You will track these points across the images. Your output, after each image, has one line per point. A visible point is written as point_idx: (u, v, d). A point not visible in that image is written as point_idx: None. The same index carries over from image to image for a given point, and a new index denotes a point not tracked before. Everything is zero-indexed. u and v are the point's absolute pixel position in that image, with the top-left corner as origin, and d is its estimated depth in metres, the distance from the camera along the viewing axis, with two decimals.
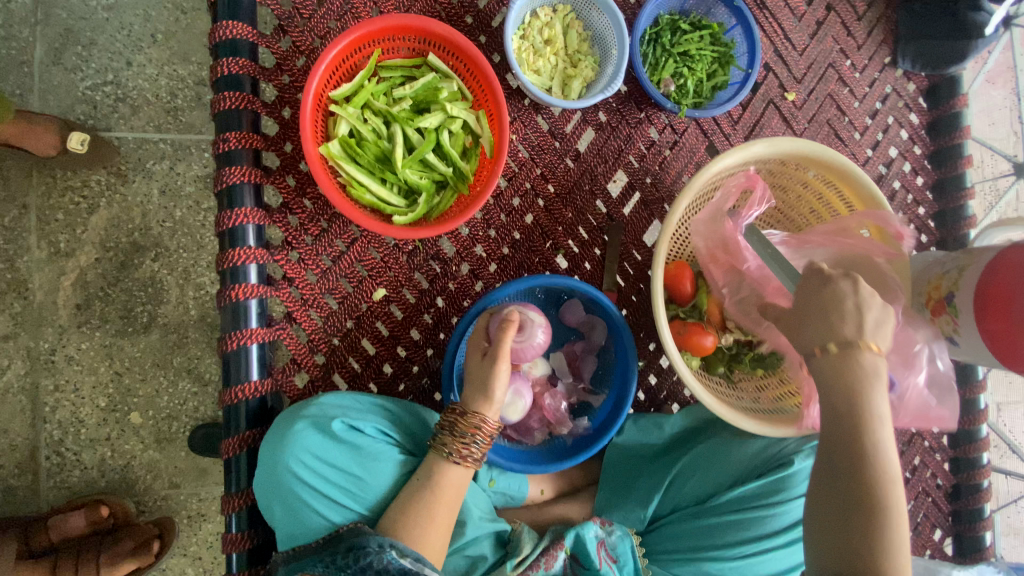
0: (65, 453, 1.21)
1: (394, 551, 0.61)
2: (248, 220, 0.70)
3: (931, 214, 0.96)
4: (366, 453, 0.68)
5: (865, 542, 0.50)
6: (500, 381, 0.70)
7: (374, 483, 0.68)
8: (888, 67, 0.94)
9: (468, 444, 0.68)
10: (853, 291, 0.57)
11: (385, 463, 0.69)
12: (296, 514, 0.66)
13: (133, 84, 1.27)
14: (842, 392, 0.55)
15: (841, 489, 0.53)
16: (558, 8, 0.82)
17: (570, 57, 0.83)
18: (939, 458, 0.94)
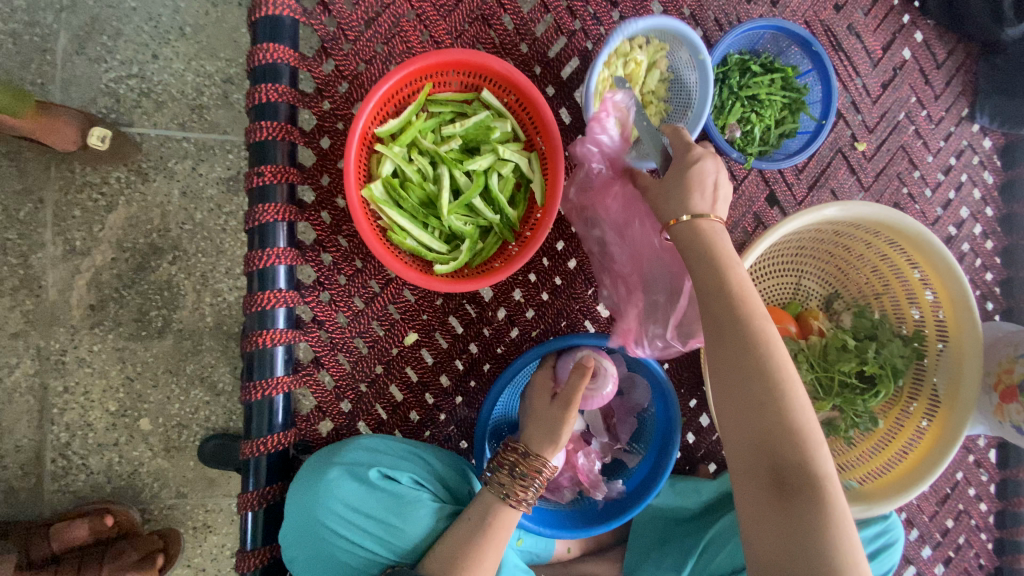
0: (72, 457, 1.18)
1: None
2: (279, 261, 0.65)
3: (999, 281, 0.89)
4: (402, 503, 0.64)
5: (776, 424, 0.50)
6: (568, 424, 0.70)
7: (411, 536, 0.63)
8: (965, 120, 0.88)
9: (525, 488, 0.65)
10: (712, 170, 0.58)
11: (422, 515, 0.64)
12: (331, 564, 0.63)
13: (158, 78, 1.22)
14: (716, 279, 0.55)
15: (744, 378, 0.52)
16: (653, 42, 0.75)
17: (642, 96, 0.78)
18: (984, 539, 0.89)
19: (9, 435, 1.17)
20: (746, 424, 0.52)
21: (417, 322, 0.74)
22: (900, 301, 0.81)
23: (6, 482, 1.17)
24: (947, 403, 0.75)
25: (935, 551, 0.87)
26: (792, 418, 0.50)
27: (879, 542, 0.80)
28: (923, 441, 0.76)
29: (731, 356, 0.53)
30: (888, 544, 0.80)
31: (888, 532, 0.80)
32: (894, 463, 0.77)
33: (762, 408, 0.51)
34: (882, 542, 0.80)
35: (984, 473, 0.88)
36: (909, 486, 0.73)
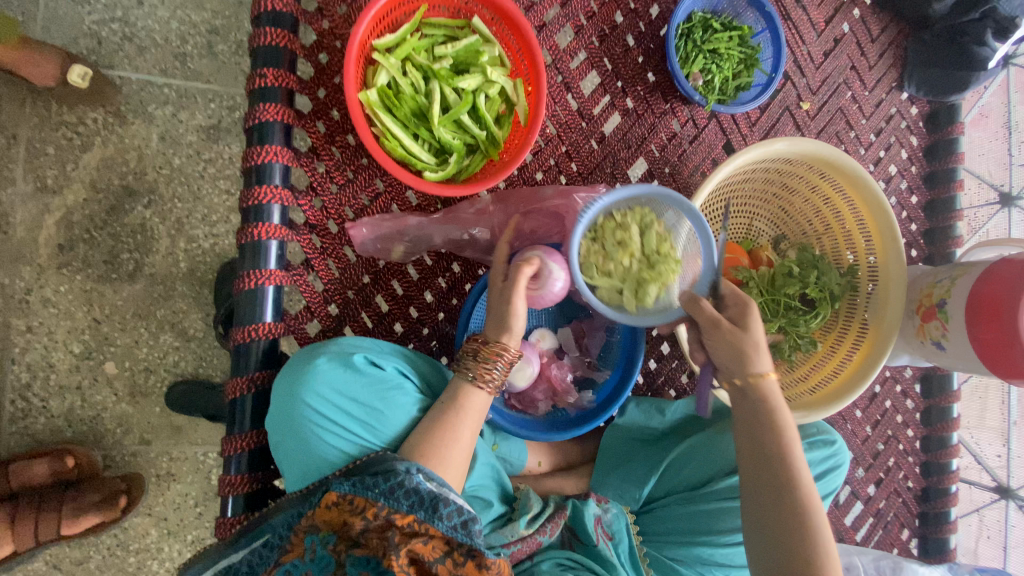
0: (31, 399, 1.15)
1: (422, 474, 0.61)
2: (275, 159, 0.69)
3: (922, 231, 1.02)
4: (387, 390, 0.67)
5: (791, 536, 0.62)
6: (517, 311, 0.67)
7: (394, 421, 0.66)
8: (894, 90, 1.00)
9: (490, 370, 0.67)
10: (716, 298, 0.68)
11: (405, 402, 0.67)
12: (312, 449, 0.65)
13: (142, 24, 1.22)
14: (755, 464, 0.67)
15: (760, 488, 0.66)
16: (634, 207, 0.68)
17: (647, 258, 0.69)
18: (911, 461, 0.99)
19: None
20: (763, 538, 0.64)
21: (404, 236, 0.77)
22: (839, 242, 0.91)
23: None
24: (874, 326, 0.84)
25: (868, 472, 0.96)
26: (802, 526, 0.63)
27: (826, 463, 0.84)
28: (854, 360, 0.85)
29: (760, 478, 0.66)
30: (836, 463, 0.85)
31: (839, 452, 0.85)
32: (824, 382, 0.86)
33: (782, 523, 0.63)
34: (829, 464, 0.85)
35: (910, 402, 0.99)
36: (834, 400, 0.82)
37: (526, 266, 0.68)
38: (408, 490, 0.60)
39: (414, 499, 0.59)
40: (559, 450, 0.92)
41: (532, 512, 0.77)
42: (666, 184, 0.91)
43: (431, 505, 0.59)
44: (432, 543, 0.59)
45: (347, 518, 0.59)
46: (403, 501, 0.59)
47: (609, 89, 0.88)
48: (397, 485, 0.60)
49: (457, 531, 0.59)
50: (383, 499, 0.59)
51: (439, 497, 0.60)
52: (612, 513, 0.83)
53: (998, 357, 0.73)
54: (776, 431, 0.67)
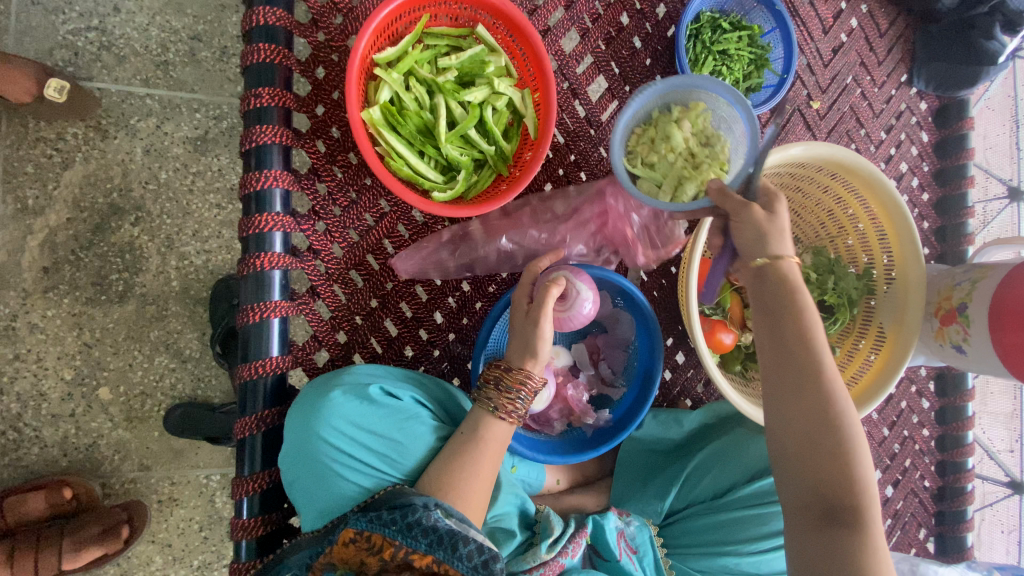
0: (24, 429, 1.12)
1: (440, 510, 0.58)
2: (276, 184, 0.65)
3: (933, 229, 1.00)
4: (405, 420, 0.65)
5: (830, 448, 0.56)
6: (544, 335, 0.67)
7: (412, 452, 0.65)
8: (903, 85, 0.98)
9: (513, 398, 0.66)
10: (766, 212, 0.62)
11: (422, 431, 0.66)
12: (328, 486, 0.62)
13: (121, 33, 1.17)
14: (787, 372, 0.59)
15: (796, 397, 0.58)
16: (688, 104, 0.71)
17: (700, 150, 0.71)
18: (927, 461, 0.99)
19: None
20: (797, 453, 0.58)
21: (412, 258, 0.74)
22: (853, 246, 0.89)
23: None
24: (892, 333, 0.82)
25: (885, 474, 0.96)
26: (839, 435, 0.56)
27: None
28: (872, 369, 0.83)
29: (797, 389, 0.58)
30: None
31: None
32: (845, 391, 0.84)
33: (819, 435, 0.57)
34: None
35: (925, 401, 0.98)
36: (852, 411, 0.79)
37: (553, 285, 0.67)
38: (426, 527, 0.56)
39: (432, 538, 0.55)
40: (575, 465, 0.90)
41: (554, 535, 0.74)
42: None
43: (450, 543, 0.55)
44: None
45: (363, 558, 0.57)
46: (421, 540, 0.55)
47: (617, 94, 0.85)
48: (414, 523, 0.56)
49: (478, 572, 0.53)
50: (401, 537, 0.56)
51: (458, 534, 0.55)
52: (635, 527, 0.81)
53: (1023, 362, 0.72)
54: (801, 323, 0.59)
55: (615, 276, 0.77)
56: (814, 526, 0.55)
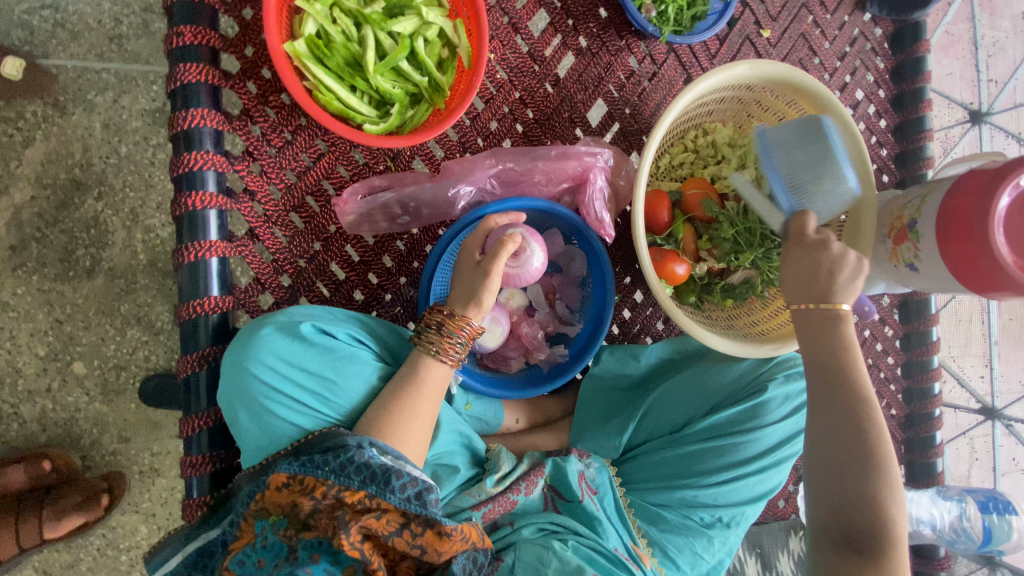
0: (3, 406, 1.13)
1: (375, 448, 0.59)
2: (204, 123, 0.65)
3: (893, 156, 1.00)
4: (339, 358, 0.65)
5: (868, 477, 0.58)
6: (492, 288, 0.66)
7: (347, 390, 0.65)
8: (857, 11, 0.96)
9: (453, 344, 0.66)
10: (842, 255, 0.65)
11: (358, 370, 0.65)
12: (263, 423, 0.63)
13: (73, 7, 1.14)
14: (836, 402, 0.62)
15: (839, 420, 0.61)
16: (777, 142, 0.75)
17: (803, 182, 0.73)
18: (893, 389, 0.99)
19: None
20: (828, 471, 0.60)
21: (356, 197, 0.73)
22: None
23: None
24: None
25: None
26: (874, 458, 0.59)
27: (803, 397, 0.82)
28: None
29: (837, 418, 0.62)
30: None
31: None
32: None
33: (854, 459, 0.59)
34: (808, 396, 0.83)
35: (889, 329, 0.98)
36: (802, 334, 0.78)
37: (510, 242, 0.65)
38: (360, 465, 0.58)
39: (365, 474, 0.58)
40: (537, 406, 0.90)
41: (502, 471, 0.76)
42: (627, 125, 0.87)
43: (383, 479, 0.58)
44: (385, 517, 0.58)
45: (296, 498, 0.58)
46: (354, 476, 0.58)
47: (560, 28, 0.83)
48: (348, 461, 0.58)
49: (411, 502, 0.58)
50: (334, 477, 0.58)
51: (391, 470, 0.58)
52: (594, 467, 0.81)
53: (971, 271, 0.71)
54: (854, 377, 0.63)
55: (561, 210, 0.75)
56: (834, 545, 0.57)
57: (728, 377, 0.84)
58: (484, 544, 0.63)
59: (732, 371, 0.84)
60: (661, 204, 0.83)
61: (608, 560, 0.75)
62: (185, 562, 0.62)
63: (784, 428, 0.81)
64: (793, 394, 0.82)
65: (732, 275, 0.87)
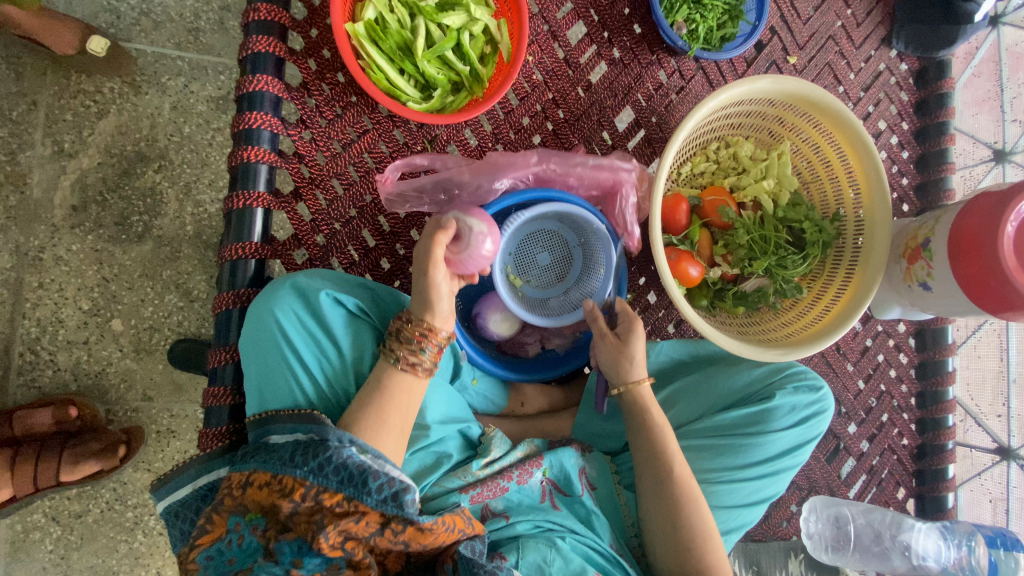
0: (41, 352, 1.20)
1: (354, 447, 0.62)
2: (267, 88, 0.72)
3: (914, 186, 1.02)
4: (345, 326, 0.70)
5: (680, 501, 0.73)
6: (440, 289, 0.69)
7: (350, 354, 0.70)
8: (883, 46, 1.01)
9: (416, 350, 0.68)
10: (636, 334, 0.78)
11: (360, 339, 0.71)
12: (270, 374, 0.67)
13: (160, 1, 1.27)
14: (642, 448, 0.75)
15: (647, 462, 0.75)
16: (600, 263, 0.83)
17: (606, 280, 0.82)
18: (906, 418, 0.98)
19: None
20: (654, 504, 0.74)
21: (396, 175, 0.79)
22: (829, 194, 0.91)
23: None
24: (861, 269, 0.84)
25: (860, 428, 0.95)
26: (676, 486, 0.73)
27: (812, 409, 0.80)
28: (839, 303, 0.85)
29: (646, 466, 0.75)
30: (819, 411, 0.81)
31: (819, 399, 0.81)
32: (816, 320, 0.85)
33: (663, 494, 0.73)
34: (813, 411, 0.80)
35: (904, 357, 0.98)
36: (812, 344, 0.80)
37: (439, 234, 0.68)
38: (338, 464, 0.60)
39: (343, 475, 0.60)
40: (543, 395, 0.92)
41: (490, 457, 0.77)
42: (653, 133, 0.92)
43: (360, 480, 0.60)
44: (365, 519, 0.60)
45: (275, 499, 0.60)
46: (332, 477, 0.60)
47: (595, 39, 0.90)
48: (326, 461, 0.60)
49: (387, 503, 0.59)
50: (312, 477, 0.60)
51: (368, 471, 0.60)
52: (594, 464, 0.82)
53: (983, 290, 0.72)
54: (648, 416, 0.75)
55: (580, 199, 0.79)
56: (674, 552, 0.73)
57: (739, 383, 0.83)
58: (474, 529, 0.66)
59: (744, 377, 0.83)
60: (679, 206, 0.86)
61: (604, 558, 0.76)
62: (196, 492, 0.66)
63: (790, 438, 0.80)
64: (801, 406, 0.80)
65: (745, 283, 0.89)
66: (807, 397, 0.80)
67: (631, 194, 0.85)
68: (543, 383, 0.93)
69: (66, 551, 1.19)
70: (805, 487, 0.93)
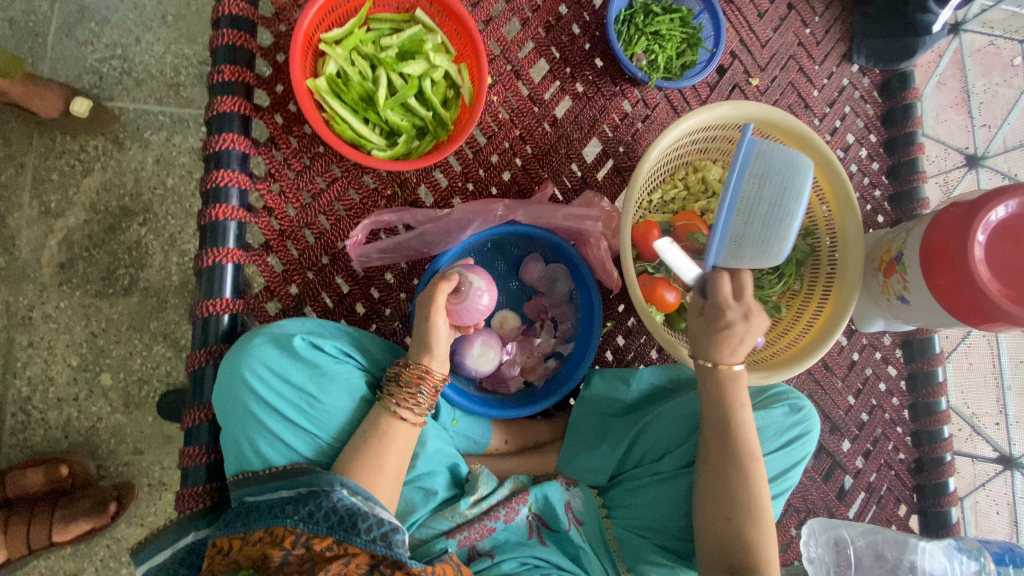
0: (31, 412, 1.20)
1: (345, 489, 0.62)
2: (233, 146, 0.74)
3: (888, 197, 1.03)
4: (323, 372, 0.68)
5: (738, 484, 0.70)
6: (442, 335, 0.70)
7: (329, 403, 0.67)
8: (845, 62, 1.02)
9: (414, 394, 0.68)
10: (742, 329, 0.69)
11: (341, 385, 0.68)
12: (245, 431, 0.66)
13: (140, 60, 1.29)
14: (713, 428, 0.73)
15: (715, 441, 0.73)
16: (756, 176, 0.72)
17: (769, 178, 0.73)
18: (900, 432, 0.96)
19: None
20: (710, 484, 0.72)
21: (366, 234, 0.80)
22: (800, 212, 0.92)
23: None
24: (837, 285, 0.84)
25: (854, 444, 0.94)
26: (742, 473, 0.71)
27: (794, 430, 0.80)
28: (822, 315, 0.84)
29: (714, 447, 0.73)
30: (801, 433, 0.80)
31: (802, 420, 0.80)
32: (797, 338, 0.85)
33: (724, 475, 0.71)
34: (795, 432, 0.80)
35: (892, 369, 0.97)
36: (788, 365, 0.79)
37: (443, 282, 0.69)
38: (327, 510, 0.60)
39: (333, 520, 0.60)
40: (528, 430, 0.91)
41: (478, 495, 0.74)
42: (621, 162, 0.93)
43: (350, 523, 0.59)
44: (354, 561, 0.58)
45: (266, 551, 0.58)
46: (322, 523, 0.59)
47: (558, 75, 0.92)
48: (316, 508, 0.60)
49: (377, 545, 0.58)
50: (302, 524, 0.60)
51: (357, 513, 0.60)
52: (579, 497, 0.80)
53: (957, 301, 0.71)
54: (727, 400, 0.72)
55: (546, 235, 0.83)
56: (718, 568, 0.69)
57: None
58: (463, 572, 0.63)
59: None
60: (651, 232, 0.85)
61: None
62: (174, 555, 0.64)
63: (778, 461, 0.79)
64: (784, 427, 0.79)
65: None
66: (789, 418, 0.79)
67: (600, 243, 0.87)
68: (527, 418, 0.92)
69: None
70: (801, 508, 0.91)
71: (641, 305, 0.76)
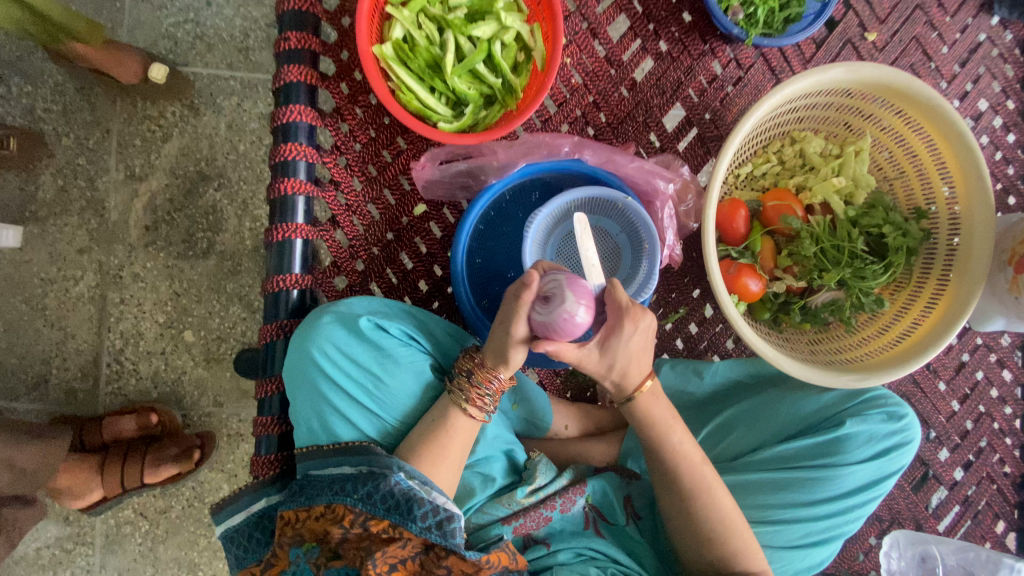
0: (124, 362, 1.30)
1: (403, 472, 0.62)
2: (300, 118, 0.72)
3: (1021, 175, 0.88)
4: (388, 353, 0.67)
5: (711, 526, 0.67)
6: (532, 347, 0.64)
7: (391, 382, 0.67)
8: (984, 13, 0.86)
9: (482, 395, 0.66)
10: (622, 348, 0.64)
11: (403, 367, 0.68)
12: (313, 406, 0.67)
13: (211, 23, 1.30)
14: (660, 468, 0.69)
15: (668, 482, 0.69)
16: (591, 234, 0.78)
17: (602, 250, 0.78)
18: (1008, 443, 0.86)
19: (71, 340, 1.29)
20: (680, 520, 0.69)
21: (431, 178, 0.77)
22: (917, 194, 0.80)
23: (66, 383, 1.29)
24: (955, 279, 0.74)
25: (953, 454, 0.85)
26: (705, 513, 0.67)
27: (893, 439, 0.73)
28: (931, 316, 0.74)
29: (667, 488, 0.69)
30: (902, 442, 0.73)
31: (902, 428, 0.73)
32: (897, 341, 0.76)
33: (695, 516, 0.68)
34: (895, 441, 0.73)
35: (1007, 373, 0.86)
36: (891, 367, 0.71)
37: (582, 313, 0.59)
38: (385, 492, 0.61)
39: (390, 502, 0.61)
40: (589, 414, 0.87)
41: (535, 484, 0.73)
42: (706, 131, 0.84)
43: (406, 507, 0.60)
44: (409, 544, 0.60)
45: (327, 526, 0.61)
46: (380, 505, 0.61)
47: (639, 32, 0.83)
48: (374, 489, 0.61)
49: (431, 532, 0.60)
50: (361, 504, 0.61)
51: (413, 498, 0.61)
52: (639, 493, 0.78)
53: None
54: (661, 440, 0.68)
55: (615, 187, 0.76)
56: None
57: (807, 409, 0.76)
58: (518, 565, 0.64)
59: (813, 402, 0.76)
60: (737, 213, 0.78)
61: None
62: (248, 519, 0.68)
63: (866, 472, 0.72)
64: (882, 435, 0.72)
65: (813, 297, 0.80)
66: (886, 427, 0.73)
67: (666, 206, 0.80)
68: (588, 402, 0.89)
69: (154, 543, 1.30)
70: (885, 517, 0.84)
71: (724, 292, 0.69)
